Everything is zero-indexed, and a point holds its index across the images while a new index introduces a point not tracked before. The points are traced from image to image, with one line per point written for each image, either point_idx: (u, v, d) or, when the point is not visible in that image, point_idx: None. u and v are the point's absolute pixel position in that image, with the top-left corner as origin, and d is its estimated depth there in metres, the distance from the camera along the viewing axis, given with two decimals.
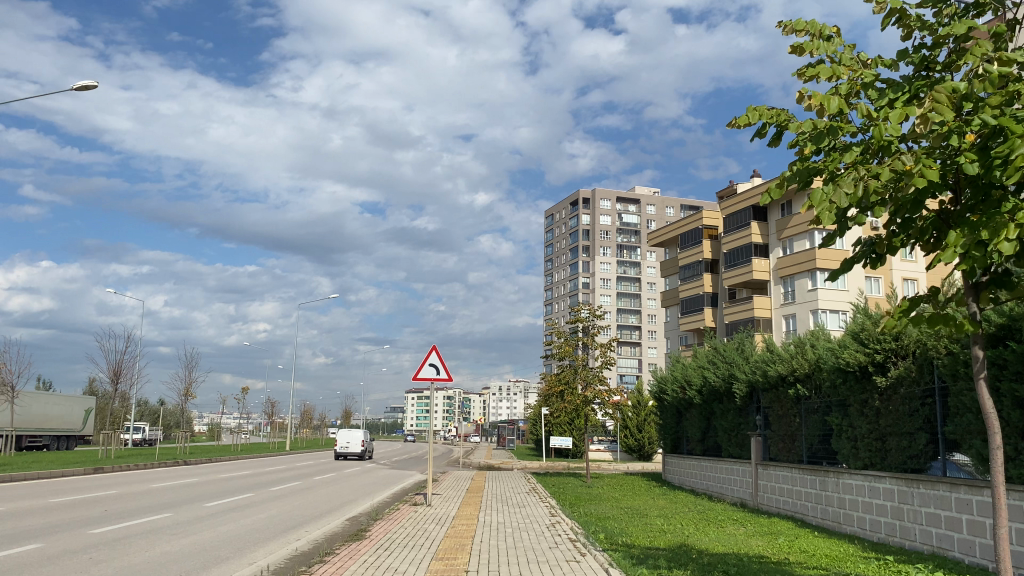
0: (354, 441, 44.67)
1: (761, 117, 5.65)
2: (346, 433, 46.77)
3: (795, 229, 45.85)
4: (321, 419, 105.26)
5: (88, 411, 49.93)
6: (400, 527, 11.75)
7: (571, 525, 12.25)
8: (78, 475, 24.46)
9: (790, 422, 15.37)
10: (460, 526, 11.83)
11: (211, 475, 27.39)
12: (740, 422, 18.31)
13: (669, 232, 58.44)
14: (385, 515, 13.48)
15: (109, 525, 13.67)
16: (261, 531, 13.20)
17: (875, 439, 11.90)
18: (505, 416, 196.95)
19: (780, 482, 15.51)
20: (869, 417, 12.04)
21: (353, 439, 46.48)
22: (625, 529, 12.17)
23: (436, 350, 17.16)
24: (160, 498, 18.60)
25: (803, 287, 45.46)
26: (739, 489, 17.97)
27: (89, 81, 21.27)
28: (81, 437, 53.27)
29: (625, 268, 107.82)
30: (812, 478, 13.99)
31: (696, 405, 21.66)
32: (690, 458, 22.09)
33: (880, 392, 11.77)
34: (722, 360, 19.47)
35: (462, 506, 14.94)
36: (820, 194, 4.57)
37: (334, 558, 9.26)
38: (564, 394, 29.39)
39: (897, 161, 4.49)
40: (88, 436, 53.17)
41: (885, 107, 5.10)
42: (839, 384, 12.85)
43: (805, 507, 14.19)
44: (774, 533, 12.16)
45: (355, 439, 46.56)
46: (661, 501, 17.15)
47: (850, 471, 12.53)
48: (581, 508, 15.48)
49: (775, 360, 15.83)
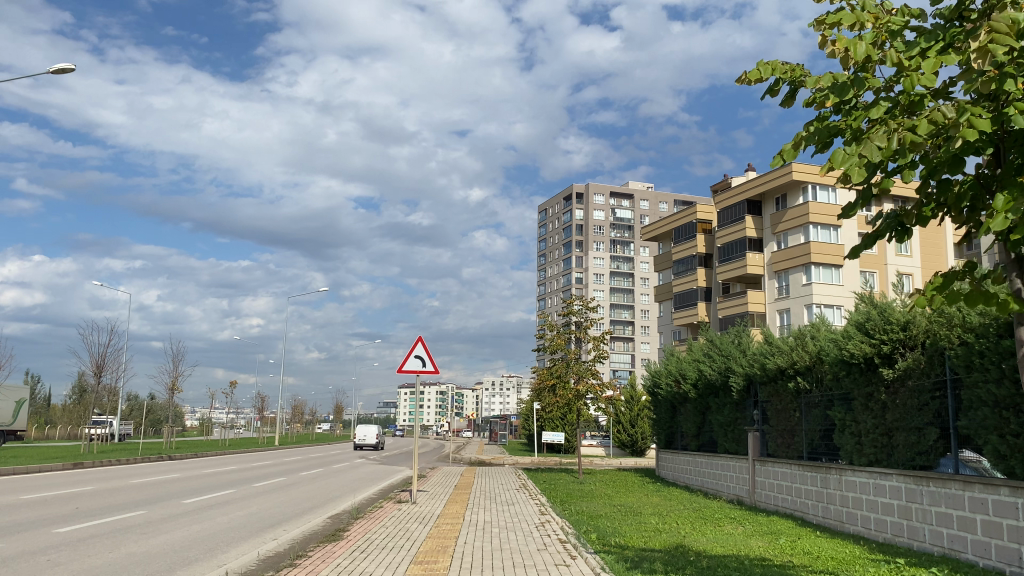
0: (368, 435, 52.60)
1: (774, 73, 5.05)
2: (363, 428, 54.78)
3: (791, 222, 45.32)
4: (312, 414, 104.66)
5: (20, 403, 46.99)
6: (382, 527, 11.14)
7: (562, 524, 11.65)
8: (58, 470, 23.79)
9: (789, 417, 14.81)
10: (445, 525, 11.23)
11: (193, 471, 26.71)
12: (737, 417, 17.76)
13: (662, 226, 57.94)
14: (366, 514, 12.86)
15: (76, 523, 12.99)
16: (234, 531, 12.54)
17: (881, 434, 11.33)
18: (497, 411, 196.53)
19: (779, 479, 14.97)
20: (875, 411, 11.47)
21: (368, 433, 54.98)
22: (618, 529, 11.55)
23: (422, 342, 16.52)
24: (139, 495, 17.93)
25: (798, 282, 44.99)
26: (735, 485, 17.43)
27: (65, 64, 20.56)
28: (18, 432, 51.13)
29: (618, 263, 107.31)
30: (813, 476, 13.45)
31: (691, 400, 21.09)
32: (685, 454, 21.55)
33: (887, 385, 11.20)
34: (718, 352, 18.90)
35: (448, 504, 14.33)
36: (849, 149, 3.96)
37: (306, 561, 8.62)
38: (556, 389, 28.84)
39: (936, 113, 3.89)
40: (22, 431, 50.72)
41: (916, 56, 4.49)
42: (843, 376, 12.28)
43: (805, 505, 13.66)
44: (775, 532, 11.60)
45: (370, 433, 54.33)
46: (656, 499, 16.62)
47: (853, 468, 11.97)
48: (572, 505, 14.92)
49: (774, 352, 15.27)
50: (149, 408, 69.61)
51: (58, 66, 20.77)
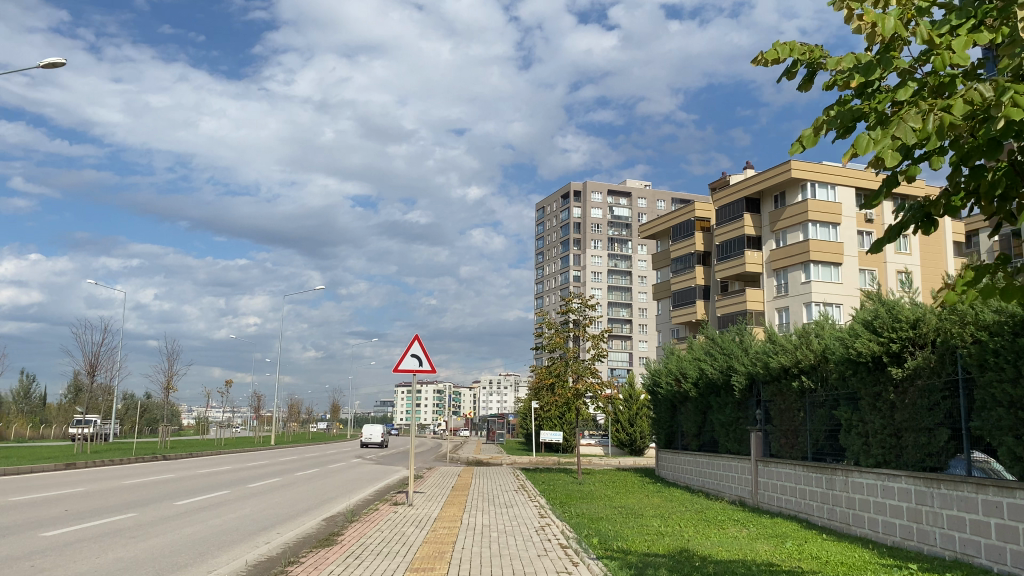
0: (375, 434, 55.30)
1: (791, 53, 4.77)
2: (369, 427, 57.40)
3: (789, 220, 45.08)
4: (309, 413, 104.44)
5: None
6: (377, 531, 10.83)
7: (562, 528, 11.33)
8: (51, 471, 23.46)
9: (793, 416, 14.52)
10: (442, 529, 10.92)
11: (187, 471, 26.41)
12: (739, 417, 17.48)
13: (660, 224, 57.66)
14: (361, 517, 12.53)
15: (65, 527, 12.68)
16: (225, 534, 12.26)
17: (889, 435, 11.06)
18: (495, 409, 196.31)
19: (782, 480, 14.69)
20: (883, 411, 11.19)
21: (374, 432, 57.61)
22: (620, 532, 11.24)
23: (419, 341, 16.23)
24: (131, 496, 17.63)
25: (796, 280, 44.77)
26: (737, 486, 17.15)
27: (56, 59, 20.20)
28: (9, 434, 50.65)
29: (616, 261, 107.05)
30: (818, 477, 13.17)
31: (692, 399, 20.81)
32: (685, 454, 21.30)
33: (895, 384, 10.92)
34: (719, 351, 18.58)
35: (446, 506, 14.02)
36: (882, 128, 3.68)
37: (297, 568, 8.30)
38: (555, 387, 28.55)
39: (973, 91, 3.62)
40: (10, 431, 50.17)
41: (946, 32, 4.21)
42: (849, 375, 12.01)
43: (810, 507, 13.40)
44: (780, 535, 11.32)
45: (377, 432, 57.15)
46: (657, 501, 16.34)
47: (860, 469, 11.70)
48: (571, 507, 14.63)
49: (777, 350, 14.98)
50: (145, 407, 69.26)
51: (49, 61, 20.40)
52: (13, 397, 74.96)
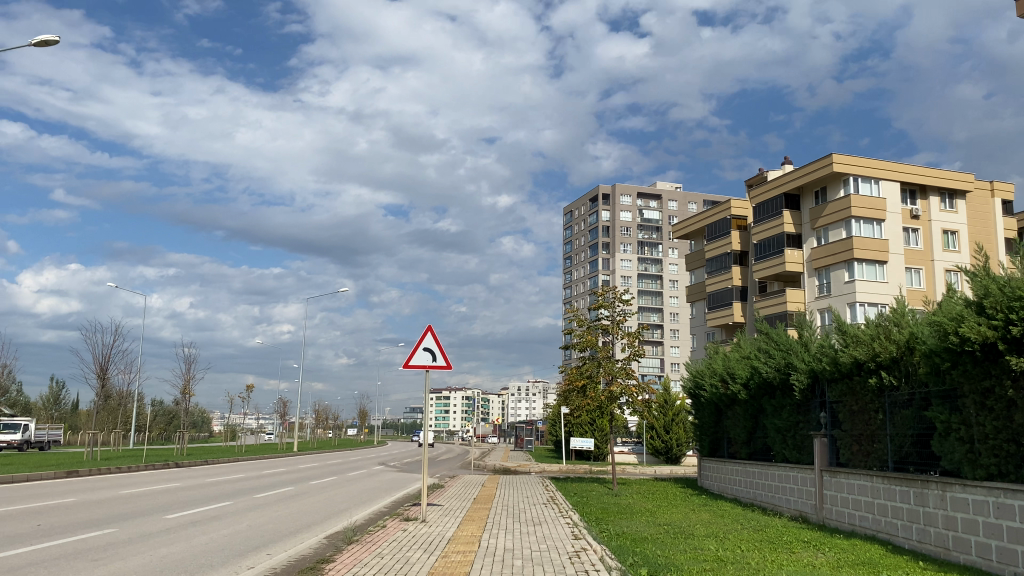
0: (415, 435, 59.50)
1: None
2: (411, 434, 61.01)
3: (831, 216, 42.63)
4: (335, 418, 103.29)
5: None
6: (375, 558, 8.87)
7: (600, 554, 9.30)
8: (48, 480, 21.83)
9: (869, 419, 12.48)
10: (455, 556, 8.96)
11: (196, 479, 24.75)
12: (799, 421, 15.40)
13: (694, 223, 55.46)
14: (362, 538, 10.60)
15: (22, 547, 10.91)
16: (203, 558, 10.38)
17: (1006, 441, 8.98)
18: (523, 416, 193.46)
19: (855, 493, 12.62)
20: (998, 412, 9.12)
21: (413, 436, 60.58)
22: (672, 558, 9.23)
23: (432, 332, 14.31)
24: (120, 509, 16.00)
25: (839, 279, 42.23)
26: (797, 500, 15.04)
27: (50, 36, 18.65)
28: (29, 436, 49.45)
29: (646, 266, 104.68)
30: (903, 491, 11.11)
31: (740, 402, 18.75)
32: (733, 464, 19.23)
33: (1013, 377, 8.84)
34: (773, 347, 16.43)
35: (463, 524, 12.04)
36: None
37: None
38: (586, 390, 26.59)
39: None
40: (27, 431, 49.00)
41: None
42: (946, 368, 9.95)
43: (892, 526, 11.32)
44: (870, 564, 9.22)
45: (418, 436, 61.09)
46: (706, 517, 14.27)
47: (964, 483, 9.58)
48: (612, 525, 12.62)
49: (846, 343, 12.89)
50: (172, 413, 68.26)
51: (43, 38, 18.84)
52: (41, 403, 73.75)
